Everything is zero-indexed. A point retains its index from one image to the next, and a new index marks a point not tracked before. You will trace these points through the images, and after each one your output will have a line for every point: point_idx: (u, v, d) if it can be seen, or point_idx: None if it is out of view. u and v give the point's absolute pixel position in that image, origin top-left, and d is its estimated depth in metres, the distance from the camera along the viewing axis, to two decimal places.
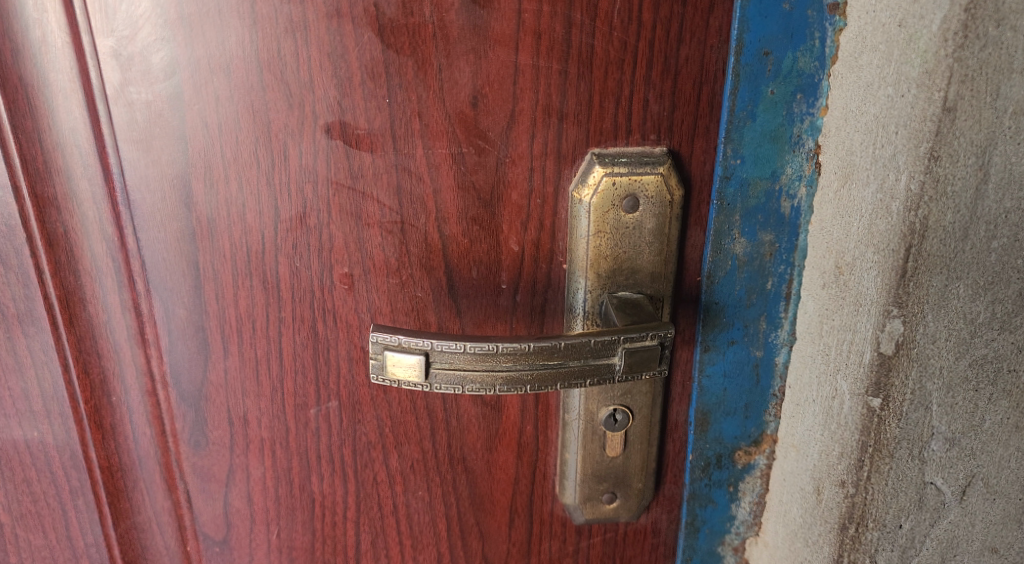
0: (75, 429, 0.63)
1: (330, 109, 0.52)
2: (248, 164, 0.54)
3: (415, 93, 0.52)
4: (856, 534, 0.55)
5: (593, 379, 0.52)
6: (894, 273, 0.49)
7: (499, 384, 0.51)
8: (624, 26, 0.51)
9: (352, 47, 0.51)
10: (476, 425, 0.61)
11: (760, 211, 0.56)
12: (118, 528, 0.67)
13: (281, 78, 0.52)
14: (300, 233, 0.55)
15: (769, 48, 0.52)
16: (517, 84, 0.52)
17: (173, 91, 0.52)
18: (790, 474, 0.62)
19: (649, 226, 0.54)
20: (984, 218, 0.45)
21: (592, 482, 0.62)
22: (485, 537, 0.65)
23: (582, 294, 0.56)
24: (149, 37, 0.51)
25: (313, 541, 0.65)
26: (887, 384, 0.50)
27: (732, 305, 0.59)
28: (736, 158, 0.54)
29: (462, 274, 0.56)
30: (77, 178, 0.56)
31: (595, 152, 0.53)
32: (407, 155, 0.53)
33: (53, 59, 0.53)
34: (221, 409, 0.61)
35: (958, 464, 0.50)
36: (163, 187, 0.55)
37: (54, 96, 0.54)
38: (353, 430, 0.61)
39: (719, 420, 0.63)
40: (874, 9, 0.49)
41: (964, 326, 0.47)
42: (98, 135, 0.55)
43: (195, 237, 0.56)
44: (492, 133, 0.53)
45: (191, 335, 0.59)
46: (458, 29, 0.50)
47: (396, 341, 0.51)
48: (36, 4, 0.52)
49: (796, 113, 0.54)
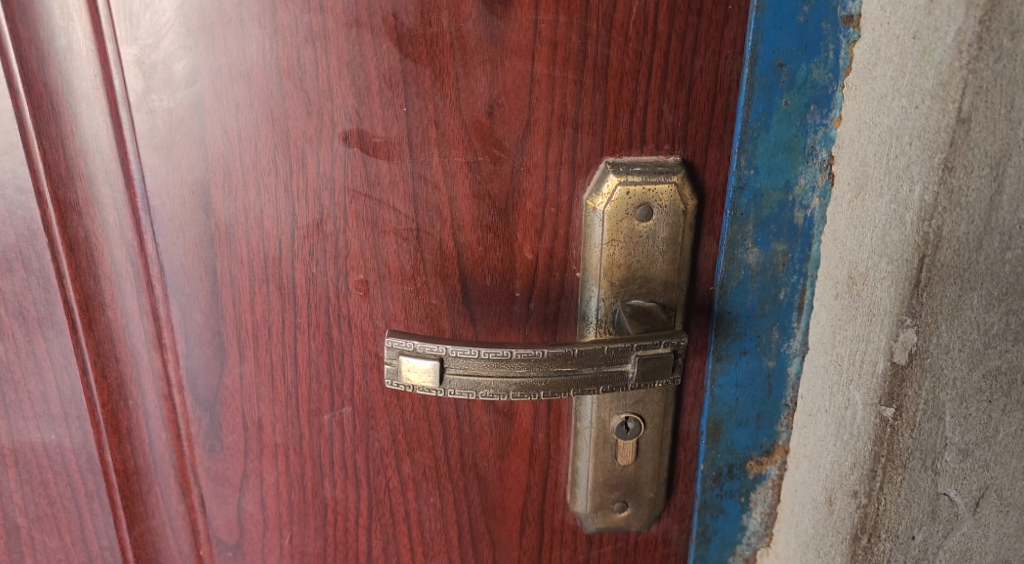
0: (92, 432, 0.64)
1: (348, 117, 0.53)
2: (267, 171, 0.54)
3: (432, 102, 0.52)
4: (868, 545, 0.55)
5: (605, 387, 0.52)
6: (907, 283, 0.48)
7: (512, 390, 0.52)
8: (639, 37, 0.51)
9: (371, 56, 0.51)
10: (488, 432, 0.61)
11: (773, 221, 0.56)
12: (131, 532, 0.68)
13: (300, 86, 0.52)
14: (316, 240, 0.56)
15: (783, 59, 0.52)
16: (533, 94, 0.52)
17: (195, 99, 0.53)
18: (801, 484, 0.62)
19: (662, 235, 0.55)
20: (998, 229, 0.45)
21: (604, 490, 0.62)
22: (497, 544, 0.65)
23: (595, 302, 0.56)
24: (172, 46, 0.52)
25: (324, 546, 0.66)
26: (901, 394, 0.50)
27: (745, 314, 0.59)
28: (749, 168, 0.55)
29: (477, 282, 0.57)
30: (99, 183, 0.57)
31: (609, 162, 0.54)
32: (423, 163, 0.54)
33: (78, 67, 0.54)
34: (236, 414, 0.62)
35: (973, 476, 0.51)
36: (183, 193, 0.56)
37: (78, 103, 0.55)
38: (366, 436, 0.62)
39: (730, 429, 0.63)
40: (887, 21, 0.49)
41: (977, 337, 0.48)
42: (120, 142, 0.55)
43: (213, 243, 0.57)
44: (508, 142, 0.53)
45: (208, 339, 0.60)
46: (475, 39, 0.51)
47: (411, 346, 0.51)
48: (62, 13, 0.53)
49: (810, 124, 0.54)
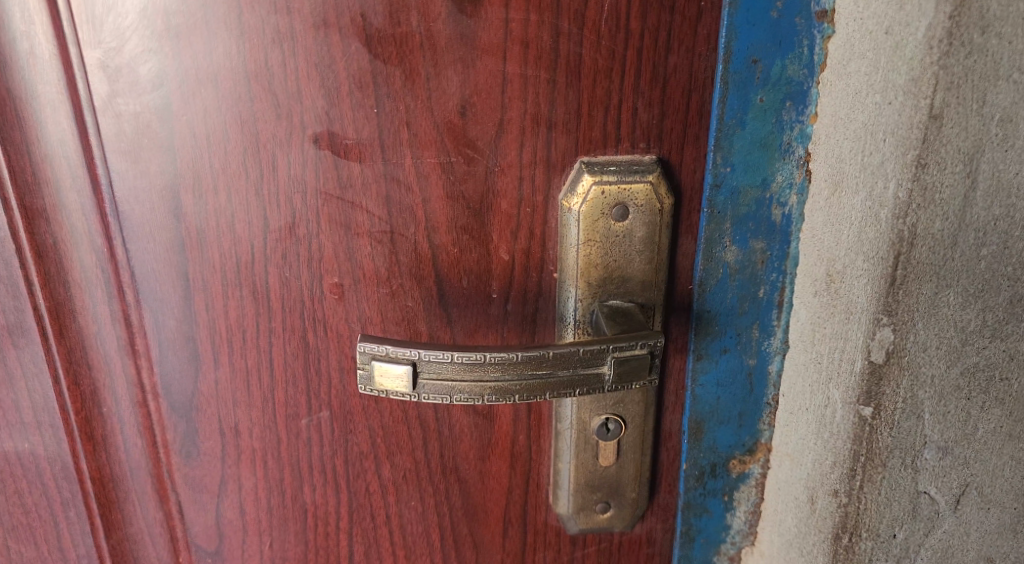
0: (65, 440, 0.63)
1: (319, 119, 0.52)
2: (237, 174, 0.54)
3: (403, 103, 0.52)
4: (850, 545, 0.55)
5: (582, 389, 0.52)
6: (883, 281, 0.48)
7: (488, 394, 0.51)
8: (612, 35, 0.51)
9: (340, 57, 0.51)
10: (468, 434, 0.61)
11: (751, 219, 0.56)
12: (110, 540, 0.67)
13: (269, 88, 0.52)
14: (290, 243, 0.55)
15: (758, 55, 0.52)
16: (506, 93, 0.52)
17: (162, 102, 0.52)
18: (785, 483, 0.61)
19: (639, 234, 0.54)
20: (973, 225, 0.45)
21: (586, 492, 0.61)
22: (479, 546, 0.65)
23: (573, 302, 0.56)
24: (137, 49, 0.51)
25: (306, 551, 0.65)
26: (879, 393, 0.50)
27: (725, 313, 0.59)
28: (726, 165, 0.54)
29: (453, 284, 0.56)
30: (65, 189, 0.56)
31: (584, 161, 0.53)
32: (396, 165, 0.53)
33: (41, 71, 0.53)
34: (212, 420, 0.61)
35: (952, 473, 0.50)
36: (152, 198, 0.55)
37: (42, 108, 0.54)
38: (345, 440, 0.61)
39: (712, 428, 0.62)
40: (860, 16, 0.48)
41: (954, 334, 0.47)
42: (86, 147, 0.55)
43: (184, 248, 0.56)
44: (481, 142, 0.53)
45: (181, 345, 0.59)
46: (446, 38, 0.50)
47: (384, 350, 0.51)
48: (24, 17, 0.52)
49: (786, 120, 0.53)
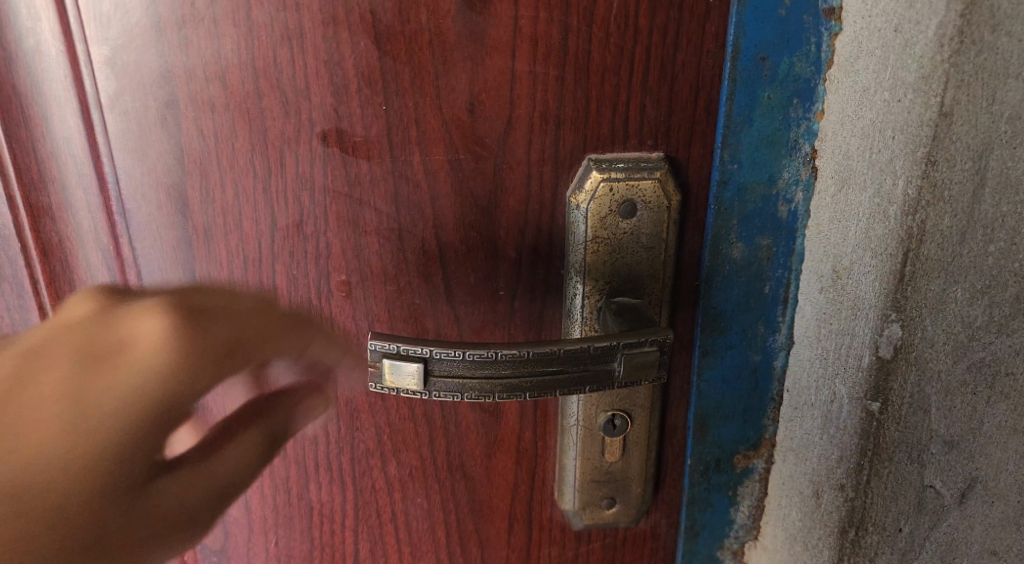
0: None
1: (327, 117, 0.52)
2: (245, 172, 0.54)
3: (412, 100, 0.52)
4: (856, 539, 0.56)
5: (592, 385, 0.52)
6: (892, 277, 0.49)
7: (498, 391, 0.52)
8: (621, 32, 0.51)
9: (348, 54, 0.51)
10: (474, 431, 0.61)
11: (757, 216, 0.56)
12: None
13: (277, 86, 0.51)
14: (297, 240, 0.55)
15: (766, 53, 0.52)
16: (515, 91, 0.52)
17: (169, 99, 0.52)
18: (789, 477, 0.62)
19: (646, 231, 0.54)
20: (981, 222, 0.44)
21: (591, 488, 0.62)
22: (485, 543, 0.65)
23: (580, 299, 0.56)
24: (143, 46, 0.51)
25: (312, 548, 0.66)
26: (886, 387, 0.51)
27: (731, 310, 0.59)
28: (733, 163, 0.54)
29: (460, 281, 0.56)
30: (72, 187, 0.56)
31: (592, 158, 0.53)
32: (404, 162, 0.53)
33: (47, 67, 0.53)
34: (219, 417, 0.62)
35: (957, 467, 0.49)
36: (158, 197, 0.55)
37: (49, 105, 0.54)
38: (352, 438, 0.61)
39: (718, 424, 0.63)
40: (868, 14, 0.49)
41: (962, 329, 0.47)
42: (93, 144, 0.54)
43: (191, 246, 0.56)
44: (490, 139, 0.53)
45: None
46: (455, 36, 0.50)
47: (394, 348, 0.50)
48: (30, 13, 0.52)
49: (793, 118, 0.53)
